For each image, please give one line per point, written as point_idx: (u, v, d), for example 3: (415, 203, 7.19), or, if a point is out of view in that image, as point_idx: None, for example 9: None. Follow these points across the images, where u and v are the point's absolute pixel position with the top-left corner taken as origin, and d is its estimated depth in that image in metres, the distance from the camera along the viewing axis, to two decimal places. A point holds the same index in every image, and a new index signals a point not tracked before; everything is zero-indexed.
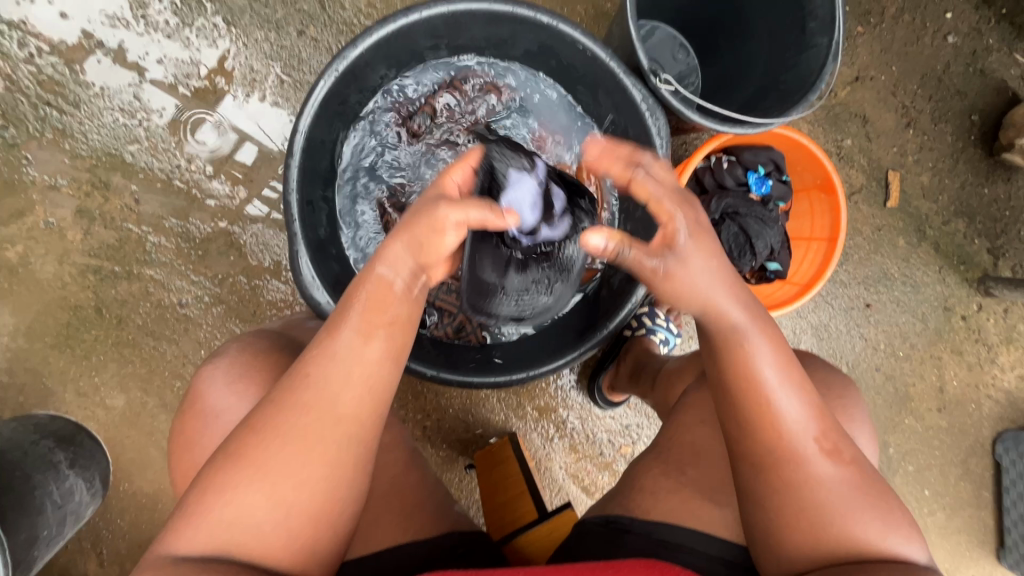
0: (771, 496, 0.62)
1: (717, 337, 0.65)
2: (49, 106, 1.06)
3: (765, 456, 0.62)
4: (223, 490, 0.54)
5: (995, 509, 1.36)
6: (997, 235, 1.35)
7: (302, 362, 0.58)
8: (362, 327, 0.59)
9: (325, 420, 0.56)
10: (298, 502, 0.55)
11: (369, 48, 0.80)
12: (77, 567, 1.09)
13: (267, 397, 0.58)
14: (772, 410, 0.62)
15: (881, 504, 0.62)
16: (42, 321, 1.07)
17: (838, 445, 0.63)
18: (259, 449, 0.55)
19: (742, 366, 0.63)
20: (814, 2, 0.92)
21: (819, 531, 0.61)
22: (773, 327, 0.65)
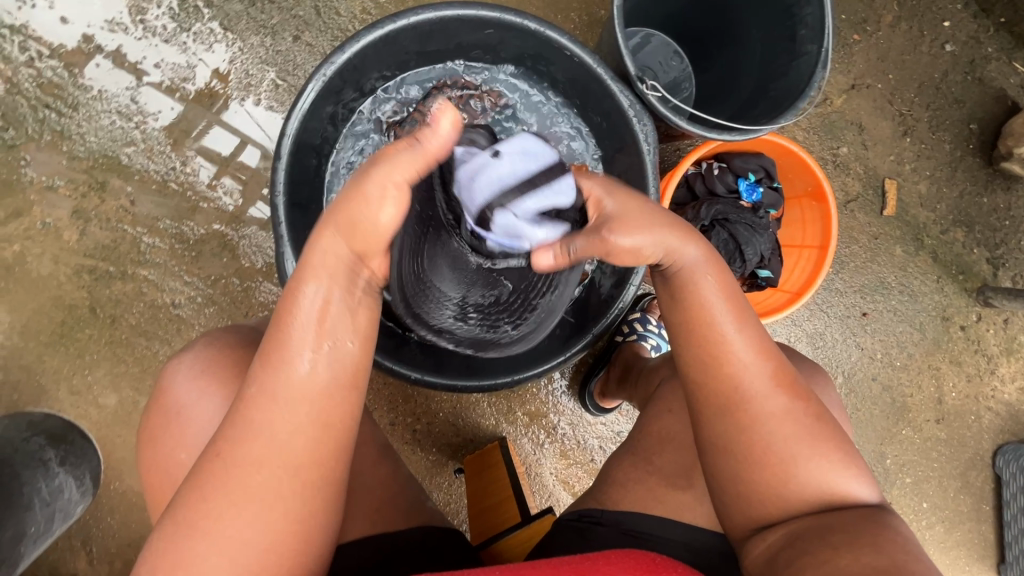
0: (729, 438, 0.61)
1: (670, 276, 0.64)
2: (47, 108, 1.08)
3: (719, 396, 0.61)
4: (182, 553, 0.52)
5: (995, 523, 1.33)
6: (996, 245, 1.33)
7: (243, 409, 0.55)
8: (302, 357, 0.55)
9: (277, 467, 0.54)
10: (258, 555, 0.53)
11: (357, 52, 0.81)
12: (66, 565, 1.10)
13: (213, 448, 0.55)
14: (725, 348, 0.61)
15: (835, 448, 0.61)
16: (38, 320, 1.09)
17: (792, 382, 0.62)
18: (210, 505, 0.53)
19: (693, 304, 0.62)
20: (804, 10, 0.92)
21: (780, 473, 0.60)
22: (722, 265, 0.65)
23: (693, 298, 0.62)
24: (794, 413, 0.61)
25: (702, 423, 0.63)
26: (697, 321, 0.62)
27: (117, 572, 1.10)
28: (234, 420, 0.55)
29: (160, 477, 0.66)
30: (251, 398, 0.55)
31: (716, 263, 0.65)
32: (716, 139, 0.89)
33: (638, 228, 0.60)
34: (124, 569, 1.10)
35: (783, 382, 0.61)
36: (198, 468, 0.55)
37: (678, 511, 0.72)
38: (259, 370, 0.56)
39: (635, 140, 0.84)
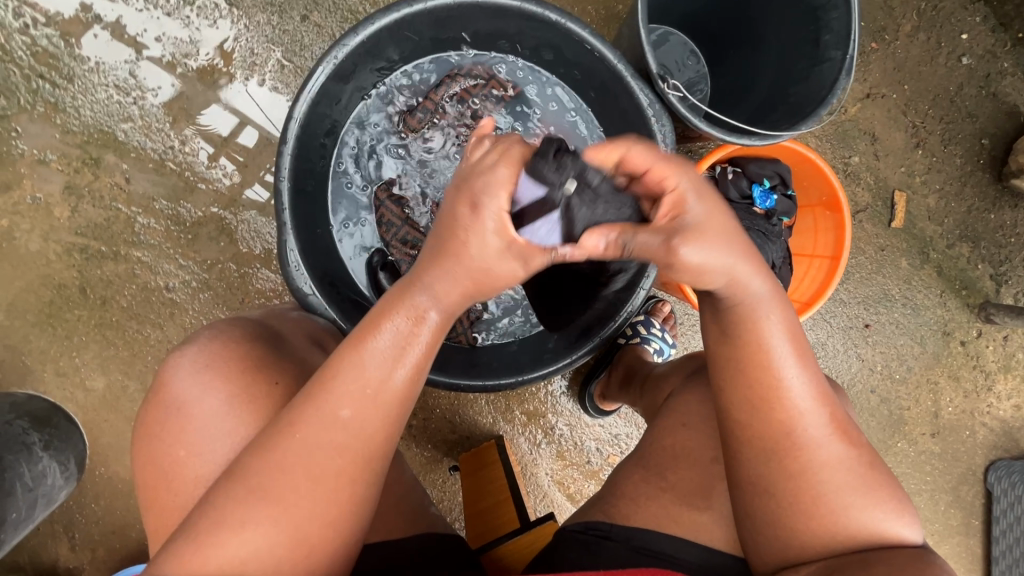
0: (771, 479, 0.61)
1: (727, 310, 0.61)
2: (41, 79, 1.03)
3: (769, 438, 0.61)
4: (240, 521, 0.51)
5: (983, 538, 1.34)
6: (1000, 262, 1.32)
7: (332, 396, 0.53)
8: (394, 355, 0.54)
9: (353, 458, 0.53)
10: (318, 539, 0.53)
11: (370, 36, 0.77)
12: (48, 550, 1.08)
13: (287, 425, 0.53)
14: (781, 391, 0.60)
15: (881, 492, 0.61)
16: (26, 298, 1.05)
17: (845, 427, 0.62)
18: (280, 480, 0.52)
19: (755, 343, 0.60)
20: (830, 15, 0.89)
21: (823, 516, 0.60)
22: (783, 300, 0.63)
23: (755, 341, 0.60)
24: (846, 461, 0.61)
25: (749, 459, 0.62)
26: (759, 364, 0.60)
27: (99, 559, 1.08)
28: (315, 404, 0.53)
29: (156, 473, 0.63)
30: (342, 388, 0.53)
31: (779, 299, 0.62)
32: (735, 142, 0.87)
33: (709, 242, 0.55)
34: (107, 557, 1.08)
35: (837, 427, 0.61)
36: (259, 451, 0.53)
37: (693, 531, 0.71)
38: (351, 358, 0.54)
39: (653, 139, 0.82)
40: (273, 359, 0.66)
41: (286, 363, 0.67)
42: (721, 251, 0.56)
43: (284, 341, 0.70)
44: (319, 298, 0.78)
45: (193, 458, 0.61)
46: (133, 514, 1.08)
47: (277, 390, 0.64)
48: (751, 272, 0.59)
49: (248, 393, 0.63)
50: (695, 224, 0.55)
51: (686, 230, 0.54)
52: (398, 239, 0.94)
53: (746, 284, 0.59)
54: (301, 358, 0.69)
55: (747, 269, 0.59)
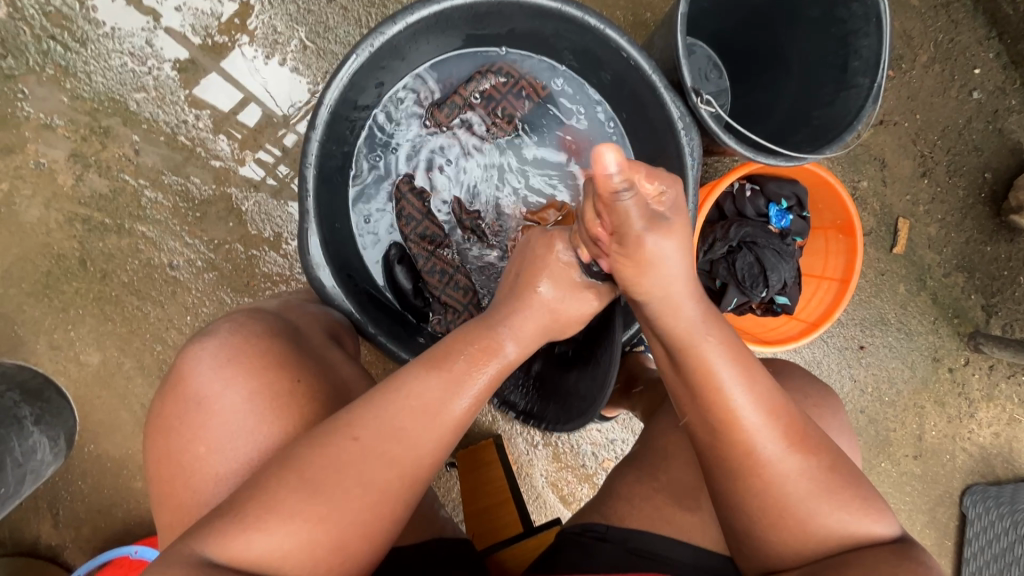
0: (741, 499, 0.60)
1: (669, 335, 0.61)
2: (53, 40, 1.00)
3: (725, 458, 0.60)
4: (292, 511, 0.50)
5: (955, 559, 1.36)
6: (992, 293, 1.33)
7: (394, 411, 0.54)
8: (453, 382, 0.57)
9: (403, 474, 0.54)
10: (354, 546, 0.52)
11: (409, 26, 0.76)
12: (30, 525, 1.05)
13: (348, 429, 0.53)
14: (729, 411, 0.58)
15: (851, 494, 0.59)
16: (22, 265, 1.02)
17: (802, 436, 0.60)
18: (336, 479, 0.51)
19: (697, 370, 0.59)
20: (860, 41, 0.90)
21: (792, 526, 0.59)
22: (722, 321, 0.61)
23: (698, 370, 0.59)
24: (807, 470, 0.59)
25: (718, 483, 0.62)
26: (701, 388, 0.59)
27: (83, 538, 1.05)
28: (377, 412, 0.54)
29: (173, 466, 0.61)
30: (404, 402, 0.55)
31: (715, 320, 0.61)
32: (762, 161, 0.88)
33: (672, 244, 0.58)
34: (91, 536, 1.06)
35: (792, 440, 0.59)
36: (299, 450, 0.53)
37: (686, 532, 0.71)
38: (418, 376, 0.56)
39: (680, 152, 0.81)
40: (296, 356, 0.65)
41: (309, 361, 0.66)
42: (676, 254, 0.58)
43: (304, 336, 0.69)
44: (338, 289, 0.77)
45: (212, 455, 0.60)
46: (120, 493, 1.06)
47: (299, 387, 0.63)
48: (685, 293, 0.60)
49: (272, 390, 0.62)
50: (670, 217, 0.57)
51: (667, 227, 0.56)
52: (417, 234, 0.92)
53: (677, 309, 0.60)
54: (321, 355, 0.68)
55: (681, 292, 0.60)
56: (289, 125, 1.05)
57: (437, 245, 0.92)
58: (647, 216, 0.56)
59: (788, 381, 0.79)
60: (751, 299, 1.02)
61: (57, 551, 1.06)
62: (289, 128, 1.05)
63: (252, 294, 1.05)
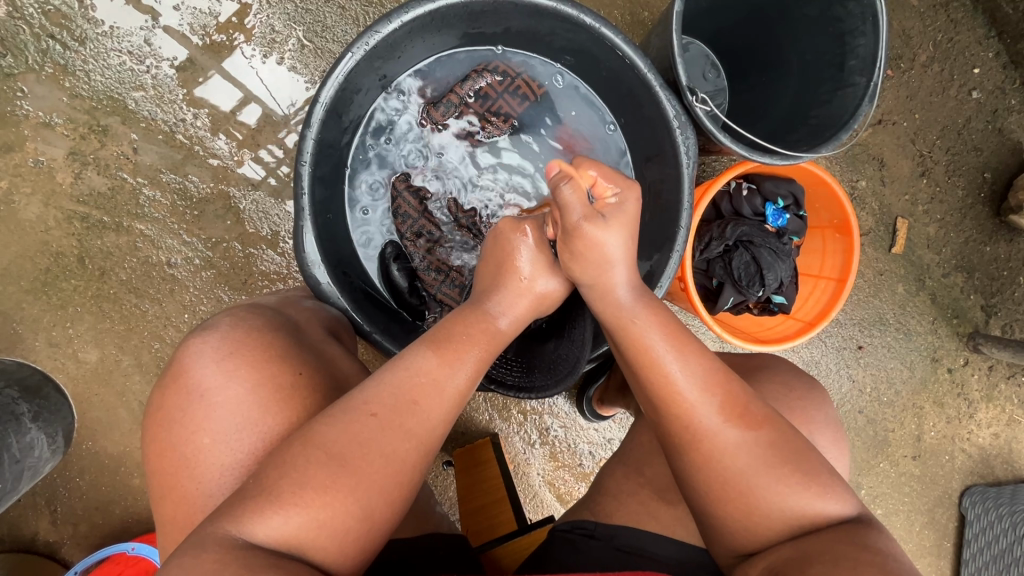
0: (692, 476, 0.61)
1: (612, 317, 0.67)
2: (52, 39, 1.00)
3: (669, 434, 0.62)
4: (322, 486, 0.52)
5: (954, 560, 1.35)
6: (992, 293, 1.33)
7: (405, 384, 0.58)
8: (449, 358, 0.61)
9: (419, 446, 0.57)
10: (381, 515, 0.54)
11: (403, 24, 0.77)
12: (29, 522, 1.06)
13: (365, 406, 0.56)
14: (667, 383, 0.61)
15: (804, 473, 0.59)
16: (21, 263, 1.03)
17: (745, 410, 0.61)
18: (361, 452, 0.54)
19: (635, 346, 0.64)
20: (857, 40, 0.90)
21: (742, 505, 0.59)
22: (659, 305, 0.67)
23: (634, 347, 0.64)
24: (752, 445, 0.59)
25: (671, 462, 0.63)
26: (641, 363, 0.63)
27: (81, 534, 1.06)
28: (396, 388, 0.58)
29: (174, 459, 0.62)
30: (417, 377, 0.59)
31: (653, 303, 0.67)
32: (757, 160, 0.87)
33: (616, 230, 0.67)
34: (89, 533, 1.06)
35: (733, 413, 0.60)
36: (309, 434, 0.55)
37: (675, 527, 0.71)
38: (426, 355, 0.60)
39: (675, 151, 0.81)
40: (297, 350, 0.66)
41: (309, 355, 0.67)
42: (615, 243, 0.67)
43: (302, 331, 0.69)
44: (332, 287, 0.77)
45: (215, 446, 0.61)
46: (118, 491, 1.06)
47: (301, 380, 0.64)
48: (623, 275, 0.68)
49: (274, 382, 0.63)
50: (608, 215, 0.67)
51: (602, 220, 0.66)
52: (413, 231, 0.93)
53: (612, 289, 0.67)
54: (319, 350, 0.69)
55: (615, 276, 0.67)
56: (287, 124, 1.05)
57: (433, 243, 0.93)
58: (586, 209, 0.66)
59: (774, 374, 0.79)
60: (748, 298, 1.02)
61: (56, 547, 1.06)
62: (286, 126, 1.05)
63: (250, 292, 1.05)
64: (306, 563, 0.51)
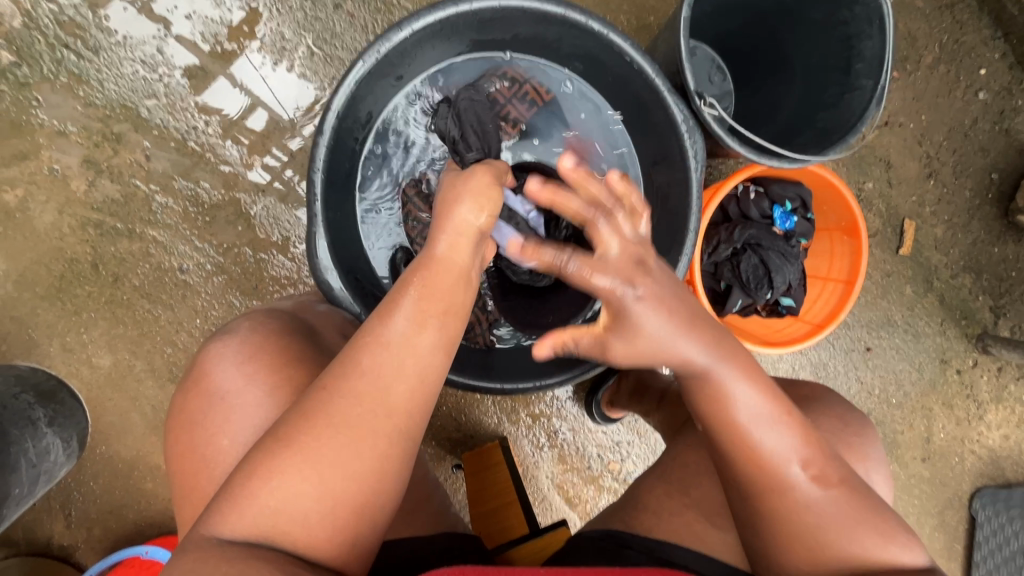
0: (765, 526, 0.64)
1: (689, 379, 0.64)
2: (67, 48, 1.02)
3: (749, 489, 0.64)
4: (274, 471, 0.52)
5: (964, 562, 1.34)
6: (1000, 294, 1.32)
7: (353, 352, 0.55)
8: (415, 316, 0.56)
9: (379, 412, 0.54)
10: (347, 493, 0.52)
11: (413, 33, 0.77)
12: (43, 526, 1.07)
13: (318, 382, 0.55)
14: (754, 445, 0.62)
15: (873, 520, 0.63)
16: (36, 269, 1.04)
17: (824, 468, 0.64)
18: (304, 432, 0.53)
19: (721, 408, 0.63)
20: (864, 43, 0.91)
21: (812, 554, 0.63)
22: (747, 360, 0.64)
23: (725, 411, 0.62)
24: (829, 499, 0.62)
25: (742, 510, 0.66)
26: (728, 424, 0.63)
27: (94, 538, 1.07)
28: (340, 360, 0.56)
29: (196, 461, 0.63)
30: (364, 341, 0.56)
31: (741, 361, 0.64)
32: (765, 163, 0.88)
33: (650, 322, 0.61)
34: (102, 536, 1.07)
35: (812, 470, 0.63)
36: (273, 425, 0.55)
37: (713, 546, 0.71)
38: (373, 321, 0.56)
39: (684, 155, 0.81)
40: (312, 354, 0.67)
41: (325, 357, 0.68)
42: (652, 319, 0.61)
43: (318, 335, 0.70)
44: (345, 292, 0.78)
45: (236, 448, 0.61)
46: (131, 494, 1.07)
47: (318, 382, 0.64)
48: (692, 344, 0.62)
49: (289, 385, 0.63)
50: (635, 316, 0.61)
51: (628, 329, 0.62)
52: (423, 237, 0.94)
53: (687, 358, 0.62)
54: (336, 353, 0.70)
55: (682, 347, 0.62)
56: (296, 130, 1.06)
57: None
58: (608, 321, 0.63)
59: (827, 407, 0.79)
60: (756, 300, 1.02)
61: (70, 551, 1.07)
62: (296, 132, 1.06)
63: (261, 298, 1.06)
64: (276, 551, 0.51)
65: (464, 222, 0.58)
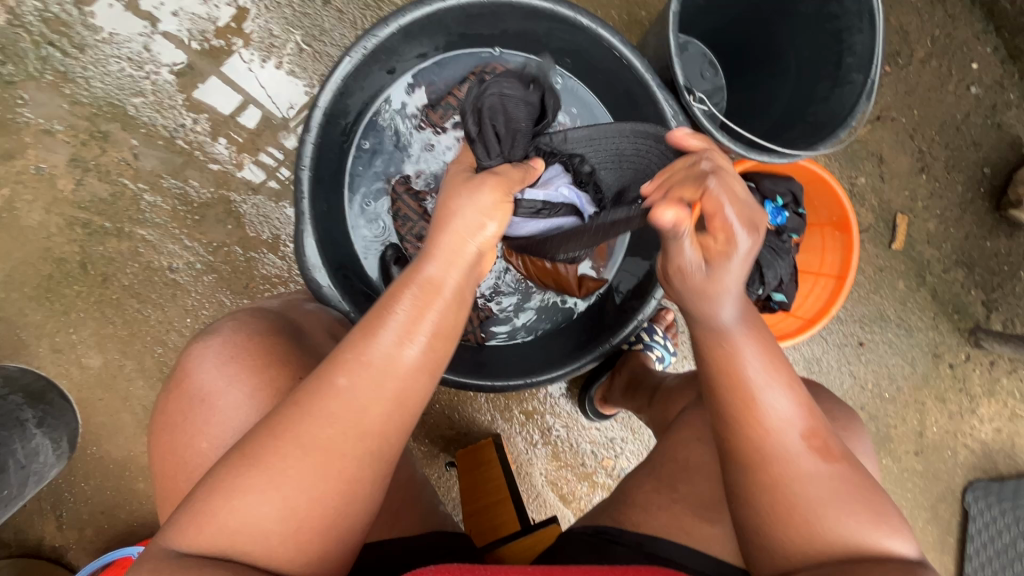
0: (754, 496, 0.60)
1: (700, 334, 0.63)
2: (52, 46, 1.01)
3: (741, 456, 0.60)
4: (233, 489, 0.50)
5: (957, 555, 1.34)
6: (992, 288, 1.33)
7: (331, 369, 0.52)
8: (402, 332, 0.53)
9: (350, 433, 0.51)
10: (310, 512, 0.51)
11: (400, 29, 0.77)
12: (35, 527, 1.06)
13: (291, 396, 0.53)
14: (755, 404, 0.59)
15: (872, 507, 0.58)
16: (24, 270, 1.03)
17: (825, 443, 0.60)
18: (269, 448, 0.50)
19: (725, 364, 0.61)
20: (855, 37, 0.90)
21: (801, 529, 0.57)
22: (761, 327, 0.63)
23: (729, 368, 0.61)
24: (826, 472, 0.58)
25: (732, 478, 0.62)
26: (731, 382, 0.60)
27: (87, 539, 1.07)
28: (317, 376, 0.53)
29: (177, 463, 0.62)
30: (341, 358, 0.53)
31: (754, 326, 0.63)
32: (756, 158, 0.88)
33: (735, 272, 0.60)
34: (94, 537, 1.07)
35: (812, 442, 0.59)
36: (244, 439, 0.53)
37: (699, 538, 0.70)
38: (355, 336, 0.54)
39: None
40: (296, 353, 0.66)
41: (310, 358, 0.67)
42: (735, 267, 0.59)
43: (304, 335, 0.70)
44: (333, 289, 0.78)
45: (214, 450, 0.61)
46: (123, 494, 1.07)
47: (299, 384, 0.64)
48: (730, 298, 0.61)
49: (271, 386, 0.63)
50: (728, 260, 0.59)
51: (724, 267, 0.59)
52: (414, 234, 0.94)
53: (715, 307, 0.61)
54: (322, 352, 0.70)
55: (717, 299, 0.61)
56: (286, 127, 1.05)
57: None
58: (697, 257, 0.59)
59: (816, 402, 0.80)
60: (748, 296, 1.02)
61: (62, 552, 1.07)
62: (285, 129, 1.05)
63: (251, 296, 1.05)
64: (238, 565, 0.49)
65: (458, 238, 0.57)
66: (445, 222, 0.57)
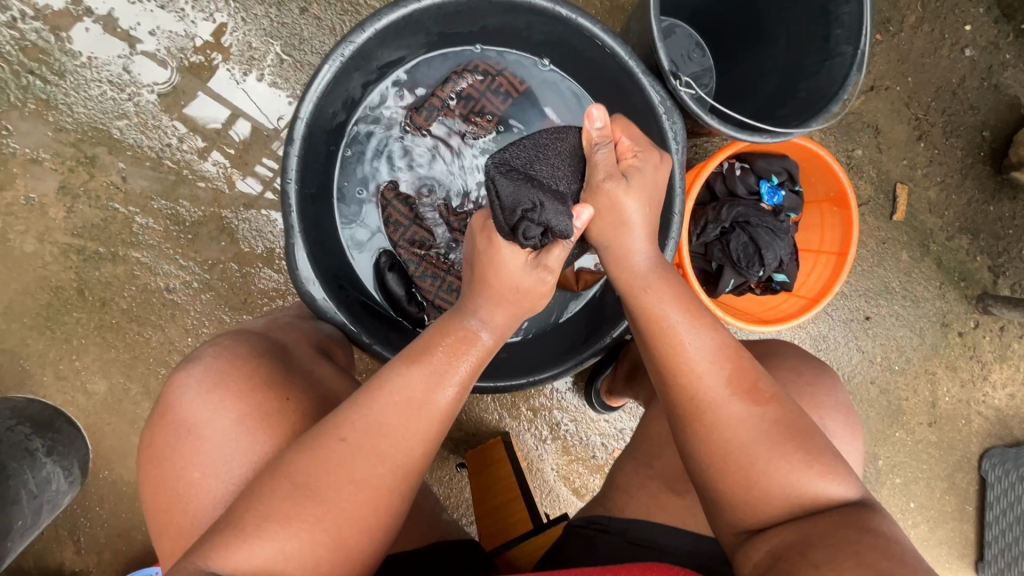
0: (697, 450, 0.60)
1: (623, 283, 0.66)
2: (32, 74, 1.01)
3: (675, 406, 0.62)
4: (286, 515, 0.52)
5: (977, 523, 1.33)
6: (998, 253, 1.30)
7: (372, 401, 0.56)
8: (439, 373, 0.58)
9: (394, 469, 0.55)
10: (354, 542, 0.54)
11: (377, 32, 0.76)
12: (54, 553, 1.07)
13: (337, 429, 0.55)
14: (675, 351, 0.61)
15: (807, 452, 0.58)
16: (22, 300, 1.04)
17: (754, 387, 0.60)
18: (324, 481, 0.53)
19: (646, 313, 0.64)
20: (841, 9, 0.88)
21: (742, 477, 0.58)
22: (675, 280, 0.66)
23: (652, 317, 0.63)
24: (758, 418, 0.59)
25: (676, 433, 0.63)
26: (653, 330, 0.63)
27: (105, 562, 1.07)
28: (362, 409, 0.56)
29: (168, 496, 0.62)
30: (384, 395, 0.56)
31: (668, 276, 0.66)
32: (747, 140, 0.86)
33: (639, 195, 0.65)
34: (113, 560, 1.07)
35: (742, 388, 0.60)
36: (279, 467, 0.54)
37: (683, 518, 0.70)
38: (401, 368, 0.58)
39: (663, 136, 0.80)
40: (282, 375, 0.66)
41: (296, 379, 0.67)
42: (632, 207, 0.65)
43: (289, 354, 0.70)
44: (329, 302, 0.77)
45: (205, 480, 0.61)
46: (138, 516, 1.07)
47: (288, 406, 0.64)
48: (639, 240, 0.66)
49: (260, 411, 0.63)
50: (631, 176, 0.65)
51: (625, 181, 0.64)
52: (406, 240, 0.92)
53: (630, 255, 0.66)
54: (308, 370, 0.70)
55: (632, 242, 0.66)
56: (275, 139, 1.04)
57: (426, 249, 0.93)
58: (610, 168, 0.65)
59: (782, 361, 0.77)
60: (748, 279, 1.00)
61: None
62: (274, 140, 1.04)
63: (250, 311, 1.05)
64: None
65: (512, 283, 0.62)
66: (504, 298, 0.62)
